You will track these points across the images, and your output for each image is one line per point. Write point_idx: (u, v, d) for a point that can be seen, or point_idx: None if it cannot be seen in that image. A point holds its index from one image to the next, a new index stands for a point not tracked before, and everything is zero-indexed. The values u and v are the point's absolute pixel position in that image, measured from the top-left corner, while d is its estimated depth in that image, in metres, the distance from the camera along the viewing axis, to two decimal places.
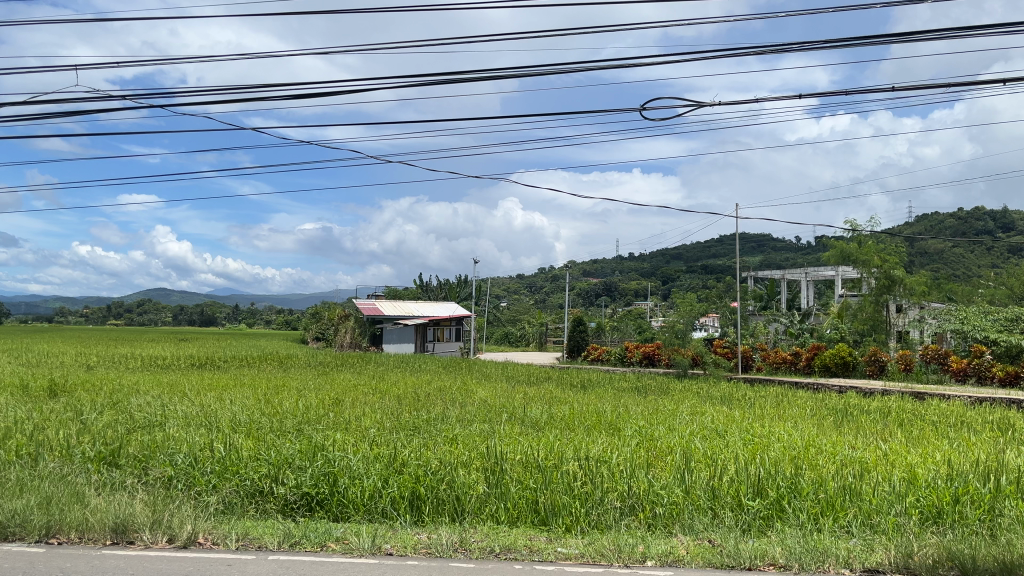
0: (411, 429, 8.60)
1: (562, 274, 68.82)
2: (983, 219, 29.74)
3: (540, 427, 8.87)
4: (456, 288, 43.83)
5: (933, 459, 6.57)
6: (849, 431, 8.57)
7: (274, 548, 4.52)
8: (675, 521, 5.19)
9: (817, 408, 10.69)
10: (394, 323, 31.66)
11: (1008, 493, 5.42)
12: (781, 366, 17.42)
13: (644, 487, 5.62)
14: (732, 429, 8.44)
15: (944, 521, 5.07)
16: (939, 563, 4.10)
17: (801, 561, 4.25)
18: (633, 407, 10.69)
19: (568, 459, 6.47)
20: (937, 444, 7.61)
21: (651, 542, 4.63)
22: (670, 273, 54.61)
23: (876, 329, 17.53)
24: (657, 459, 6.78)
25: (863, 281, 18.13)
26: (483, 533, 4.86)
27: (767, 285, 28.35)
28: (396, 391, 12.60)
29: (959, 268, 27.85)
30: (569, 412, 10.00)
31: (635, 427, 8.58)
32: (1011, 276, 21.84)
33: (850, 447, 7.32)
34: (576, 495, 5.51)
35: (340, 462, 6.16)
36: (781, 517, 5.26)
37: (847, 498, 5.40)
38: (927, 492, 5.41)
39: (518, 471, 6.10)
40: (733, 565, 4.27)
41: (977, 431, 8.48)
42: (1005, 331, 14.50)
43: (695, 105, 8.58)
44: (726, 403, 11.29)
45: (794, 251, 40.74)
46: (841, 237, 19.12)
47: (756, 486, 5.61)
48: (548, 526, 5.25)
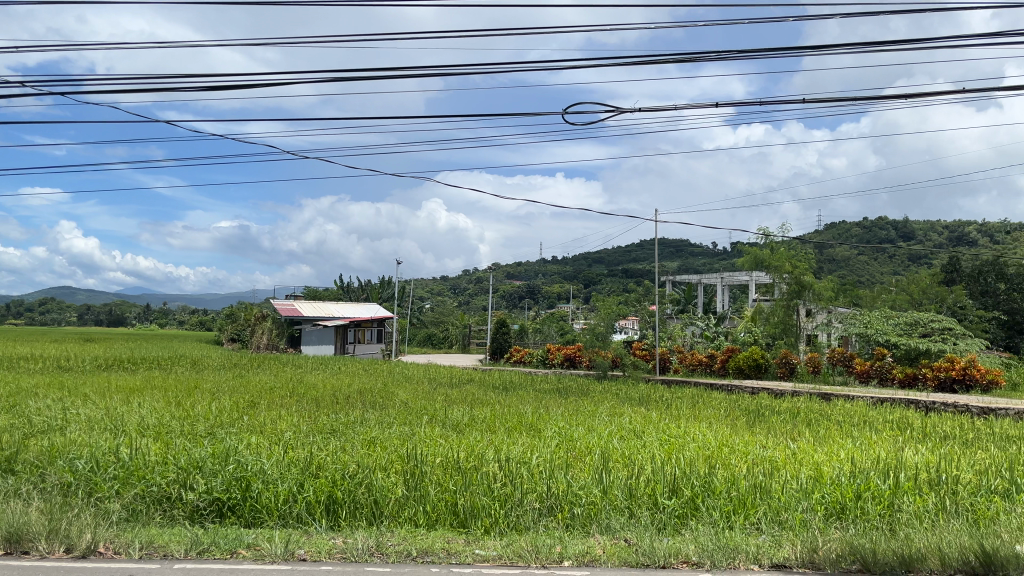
0: (328, 432, 8.46)
1: (485, 277, 68.73)
2: (885, 228, 31.26)
3: (460, 429, 8.84)
4: (378, 289, 43.41)
5: (838, 458, 6.85)
6: (760, 431, 8.84)
7: (180, 556, 4.35)
8: (592, 521, 5.23)
9: (730, 408, 11.01)
10: (314, 324, 31.16)
11: (906, 489, 5.67)
12: (697, 368, 17.95)
13: (562, 488, 5.65)
14: (650, 430, 8.55)
15: (847, 517, 5.28)
16: (842, 558, 4.28)
17: (713, 558, 4.35)
18: (553, 408, 10.77)
19: (489, 460, 6.46)
20: (841, 442, 7.95)
21: (569, 543, 4.66)
22: (593, 277, 55.36)
23: (786, 333, 18.18)
24: (576, 459, 6.85)
25: (775, 286, 18.74)
26: (400, 537, 4.79)
27: (684, 290, 29.10)
28: (314, 394, 12.28)
29: (864, 275, 29.19)
30: (490, 414, 10.02)
31: (554, 428, 8.65)
32: (911, 283, 23.01)
33: (761, 446, 7.53)
34: (495, 497, 5.51)
35: (253, 467, 5.97)
36: (695, 515, 5.38)
37: (757, 496, 5.56)
38: (832, 489, 5.63)
39: (438, 473, 6.07)
40: (648, 564, 4.33)
41: (878, 430, 8.89)
42: (905, 335, 15.16)
43: (616, 111, 8.77)
44: (643, 404, 11.51)
45: (710, 257, 41.93)
46: (754, 244, 19.68)
47: (672, 486, 5.72)
48: (467, 528, 5.21)
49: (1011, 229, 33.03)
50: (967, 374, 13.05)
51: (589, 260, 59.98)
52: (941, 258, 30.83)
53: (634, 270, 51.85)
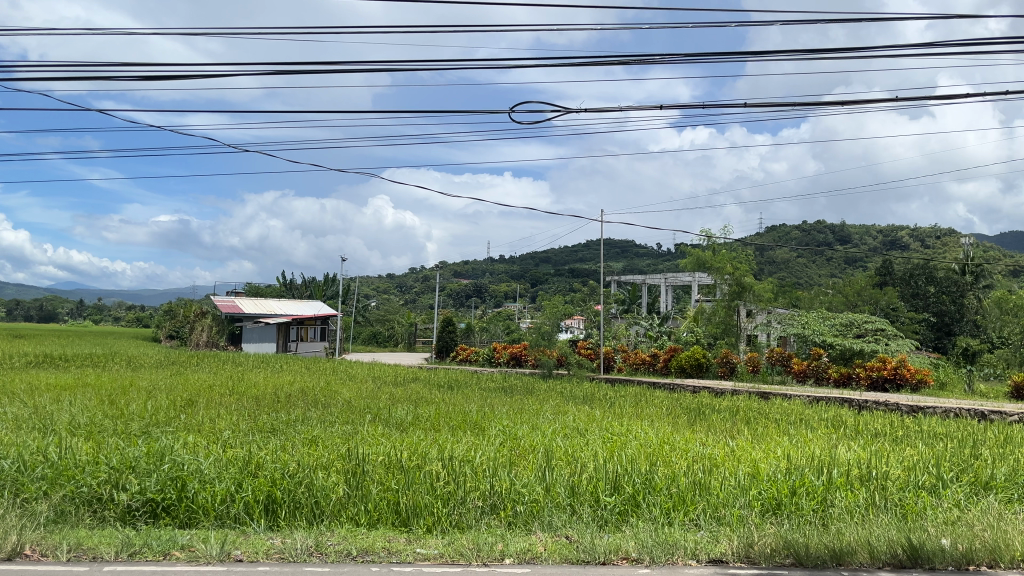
0: (268, 431, 8.30)
1: (432, 275, 68.39)
2: (823, 232, 32.20)
3: (403, 428, 8.76)
4: (322, 287, 42.86)
5: (775, 455, 6.99)
6: (700, 429, 8.96)
7: (111, 558, 4.23)
8: (534, 518, 5.25)
9: (672, 407, 11.14)
10: (255, 322, 30.59)
11: (838, 485, 5.83)
12: (641, 367, 18.18)
13: (505, 486, 5.66)
14: (593, 429, 8.61)
15: (782, 513, 5.41)
16: (776, 552, 4.39)
17: (652, 554, 4.41)
18: (498, 406, 10.77)
19: (432, 459, 6.42)
20: (778, 440, 8.14)
21: (510, 540, 4.67)
22: (540, 276, 55.62)
23: (727, 333, 18.57)
24: (519, 458, 6.85)
25: (717, 287, 19.10)
26: (340, 536, 4.74)
27: (628, 291, 29.45)
28: (255, 392, 12.07)
29: (803, 276, 29.99)
30: (434, 412, 9.97)
31: (498, 427, 8.65)
32: (846, 285, 23.73)
33: (701, 444, 7.65)
34: (438, 495, 5.50)
35: (189, 467, 5.83)
36: (635, 512, 5.44)
37: (697, 493, 5.65)
38: (768, 485, 5.75)
39: (381, 472, 6.02)
40: (588, 560, 4.36)
41: (814, 428, 9.12)
42: (840, 335, 15.59)
43: (563, 110, 8.86)
44: (587, 402, 11.60)
45: (654, 257, 42.55)
46: (697, 246, 20.02)
47: (613, 483, 5.78)
48: (409, 527, 5.17)
49: (941, 234, 34.30)
50: (898, 374, 13.50)
51: (536, 259, 60.19)
52: (875, 261, 31.80)
53: (581, 270, 52.31)
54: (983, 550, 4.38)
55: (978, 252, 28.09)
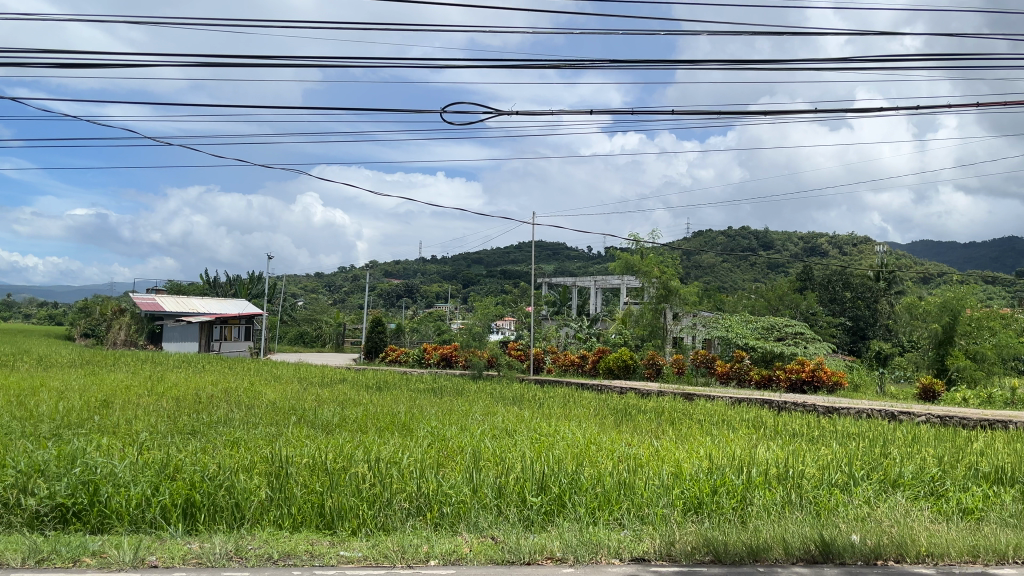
0: (188, 432, 8.07)
1: (362, 274, 67.58)
2: (747, 238, 33.19)
3: (329, 429, 8.63)
4: (247, 284, 41.89)
5: (698, 455, 7.14)
6: (626, 429, 9.13)
7: (16, 566, 4.04)
8: (460, 519, 5.23)
9: (600, 408, 11.31)
10: (176, 320, 29.66)
11: (757, 484, 6.00)
12: (570, 368, 18.37)
13: (432, 487, 5.64)
14: (521, 429, 8.68)
15: (703, 511, 5.53)
16: (696, 550, 4.49)
17: (576, 553, 4.45)
18: (427, 407, 10.71)
19: (358, 461, 6.35)
20: (701, 440, 8.33)
21: (435, 541, 4.65)
22: (472, 277, 55.63)
23: (654, 335, 18.91)
24: (447, 458, 6.84)
25: (645, 290, 19.39)
26: (261, 540, 4.63)
27: (558, 292, 29.71)
28: (176, 392, 11.73)
29: (727, 280, 30.83)
30: (362, 413, 9.86)
31: (427, 428, 8.61)
32: (768, 290, 24.50)
33: (627, 444, 7.78)
34: (363, 497, 5.44)
35: (102, 470, 5.63)
36: (561, 512, 5.49)
37: (622, 492, 5.73)
38: (691, 484, 5.88)
39: (305, 475, 5.92)
40: (513, 561, 4.38)
41: (735, 428, 9.37)
42: (761, 339, 16.06)
43: (495, 112, 8.97)
44: (515, 403, 11.67)
45: (585, 260, 43.12)
46: (625, 249, 20.34)
47: (540, 483, 5.82)
48: (333, 530, 5.08)
49: (857, 242, 35.67)
50: (815, 376, 13.97)
51: (467, 260, 60.01)
52: (796, 267, 32.90)
53: (513, 272, 52.58)
54: (890, 545, 4.56)
55: (891, 259, 29.32)
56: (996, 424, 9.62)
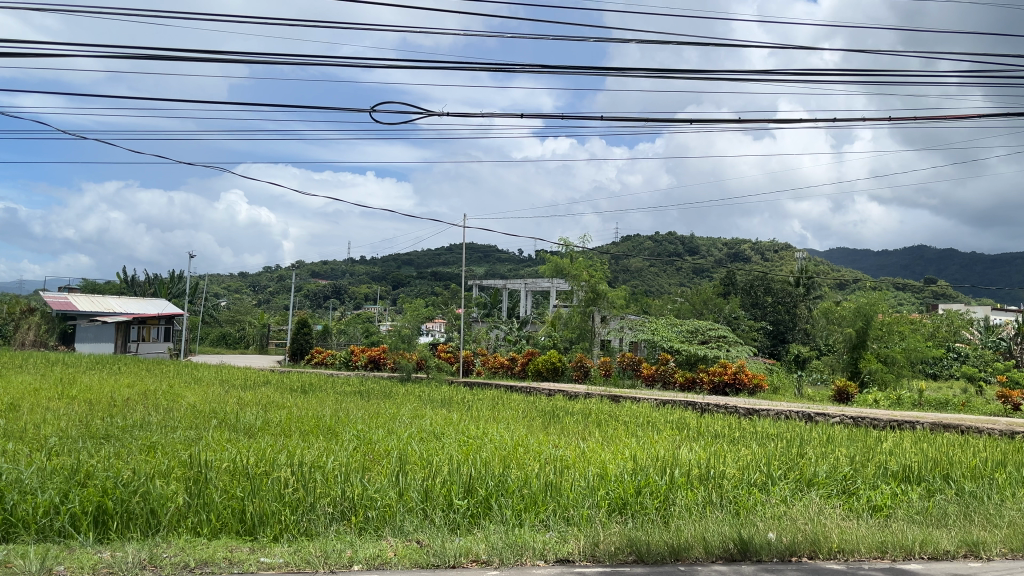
0: (102, 437, 7.75)
1: (288, 274, 66.27)
2: (673, 243, 33.93)
3: (252, 433, 8.42)
4: (167, 284, 40.59)
5: (623, 456, 7.23)
6: (554, 431, 9.20)
7: None
8: (385, 524, 5.17)
9: (528, 409, 11.36)
10: (90, 320, 28.46)
11: (680, 485, 6.11)
12: (499, 370, 18.38)
13: (357, 491, 5.56)
14: (449, 432, 8.65)
15: (628, 512, 5.61)
16: (620, 550, 4.54)
17: (501, 556, 4.45)
18: (353, 410, 10.53)
19: (280, 465, 6.21)
20: (626, 441, 8.44)
21: (359, 546, 4.57)
22: (402, 278, 55.29)
23: (582, 338, 19.09)
24: (373, 462, 6.75)
25: (574, 293, 19.56)
26: (177, 547, 4.48)
27: (489, 295, 29.74)
28: (89, 396, 11.25)
29: (654, 285, 31.45)
30: (286, 417, 9.65)
31: (352, 431, 8.47)
32: (694, 294, 25.11)
33: (553, 446, 7.84)
34: (285, 502, 5.32)
35: (7, 477, 5.37)
36: (487, 514, 5.48)
37: (548, 494, 5.76)
38: (615, 485, 5.95)
39: (225, 480, 5.76)
40: (438, 564, 4.35)
41: (659, 429, 9.55)
42: (686, 341, 16.36)
43: (425, 113, 8.92)
44: (444, 405, 11.62)
45: (515, 263, 43.36)
46: (555, 253, 20.50)
47: (466, 486, 5.79)
48: (254, 536, 4.95)
49: (778, 248, 36.81)
50: (737, 378, 14.36)
51: (397, 261, 59.36)
52: (720, 273, 33.83)
53: (443, 273, 52.51)
54: (804, 542, 4.72)
55: (810, 265, 30.36)
56: (905, 424, 10.08)
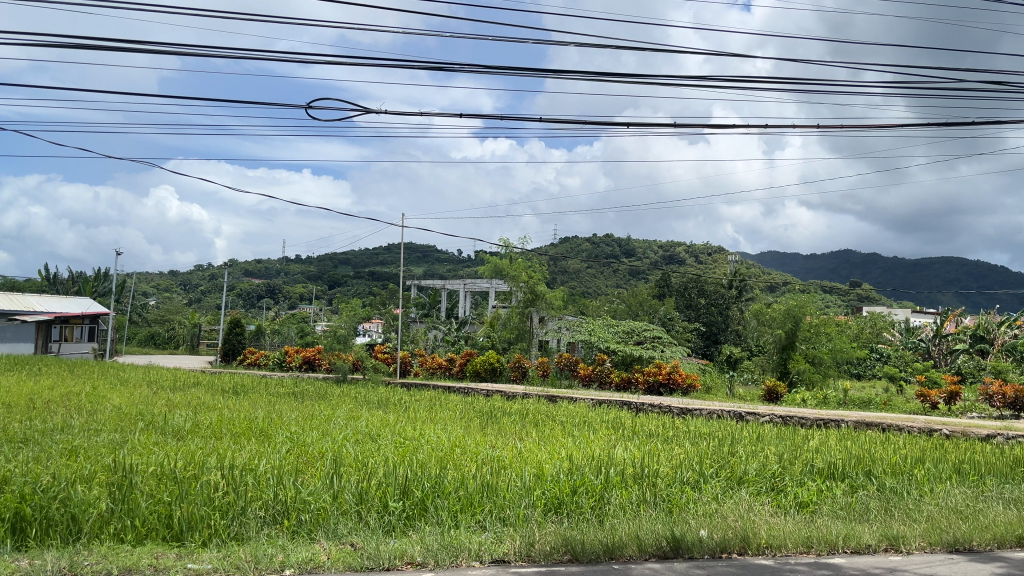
0: (19, 441, 7.42)
1: (220, 272, 64.80)
2: (611, 245, 34.41)
3: (181, 436, 8.19)
4: (92, 282, 39.16)
5: (559, 456, 7.27)
6: (491, 431, 9.19)
7: None
8: (318, 527, 5.08)
9: (466, 410, 11.33)
10: (8, 319, 27.21)
11: (614, 484, 6.16)
12: (436, 371, 18.27)
13: (290, 494, 5.45)
14: (385, 433, 8.57)
15: (563, 511, 5.63)
16: (556, 550, 4.57)
17: (437, 558, 4.42)
18: (287, 412, 10.34)
19: (210, 468, 6.05)
20: (563, 441, 8.51)
21: (291, 551, 4.47)
22: (338, 278, 54.59)
23: (520, 338, 19.15)
24: (307, 465, 6.63)
25: (513, 294, 19.60)
26: (99, 555, 4.32)
27: (427, 295, 29.61)
28: (5, 398, 10.73)
29: (591, 286, 31.81)
30: (217, 419, 9.40)
31: (286, 433, 8.31)
32: (630, 296, 25.49)
33: (491, 446, 7.84)
34: (215, 507, 5.19)
35: None
36: (421, 516, 5.44)
37: (484, 494, 5.75)
38: (551, 485, 5.97)
39: (151, 484, 5.58)
40: (372, 567, 4.30)
41: (595, 429, 9.66)
42: (622, 341, 16.56)
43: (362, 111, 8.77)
44: (380, 407, 11.50)
45: (454, 263, 43.33)
46: (495, 253, 20.50)
47: (402, 487, 5.74)
48: (181, 542, 4.79)
49: (712, 251, 37.56)
50: (671, 378, 14.60)
51: (333, 260, 58.47)
52: (655, 275, 34.34)
53: (381, 274, 52.12)
54: (734, 539, 4.81)
55: (742, 268, 31.13)
56: (831, 423, 10.40)
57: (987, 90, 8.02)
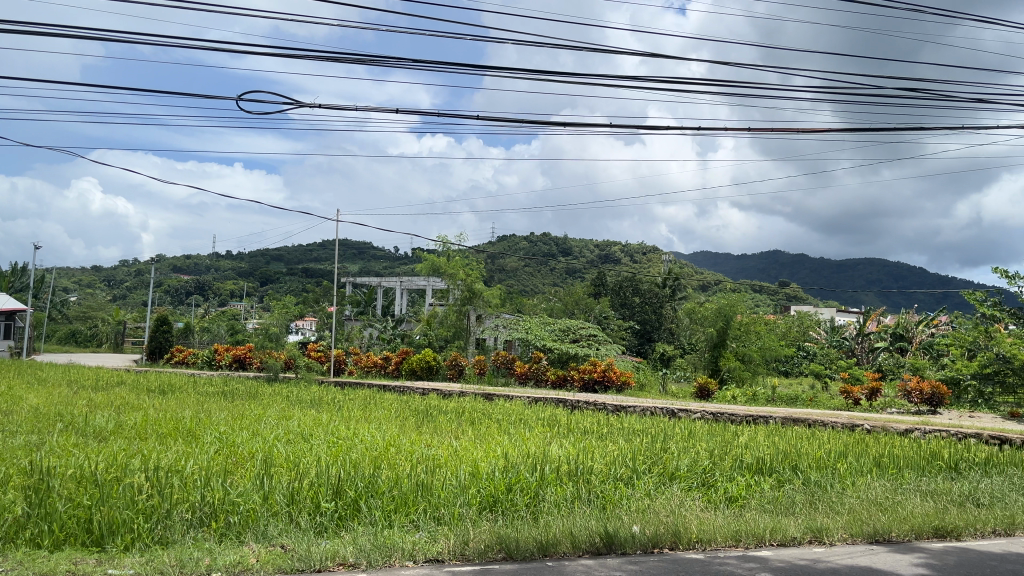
0: None
1: (147, 268, 62.78)
2: (548, 244, 34.61)
3: (103, 437, 7.87)
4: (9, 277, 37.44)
5: (495, 454, 7.27)
6: (426, 430, 9.11)
7: None
8: (247, 529, 4.95)
9: (401, 409, 11.21)
10: None
11: (550, 481, 6.18)
12: (371, 370, 18.04)
13: (218, 495, 5.30)
14: (318, 432, 8.43)
15: (498, 509, 5.62)
16: (489, 548, 4.55)
17: (370, 558, 4.36)
18: (216, 412, 10.07)
19: (133, 471, 5.83)
20: (499, 439, 8.50)
21: (219, 554, 4.34)
22: (271, 274, 53.51)
23: (457, 336, 19.07)
24: (236, 466, 6.46)
25: (450, 291, 19.49)
26: (13, 562, 4.11)
27: (362, 293, 29.24)
28: None
29: (528, 284, 31.97)
30: (141, 419, 9.07)
31: (215, 433, 8.08)
32: (567, 294, 25.75)
33: (426, 446, 7.77)
34: (138, 510, 5.00)
35: None
36: (354, 516, 5.36)
37: (419, 494, 5.69)
38: (486, 483, 5.96)
39: (71, 488, 5.34)
40: (303, 569, 4.22)
41: (531, 427, 9.68)
42: (558, 340, 16.65)
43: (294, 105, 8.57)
44: (313, 406, 11.29)
45: (391, 261, 42.97)
46: (432, 251, 20.39)
47: (334, 487, 5.63)
48: (102, 547, 4.61)
49: (647, 251, 38.12)
50: (606, 376, 14.76)
51: (266, 256, 57.19)
52: (591, 274, 34.70)
53: (315, 271, 51.28)
54: (666, 534, 4.88)
55: (675, 267, 31.66)
56: (759, 419, 10.66)
57: (906, 98, 8.38)
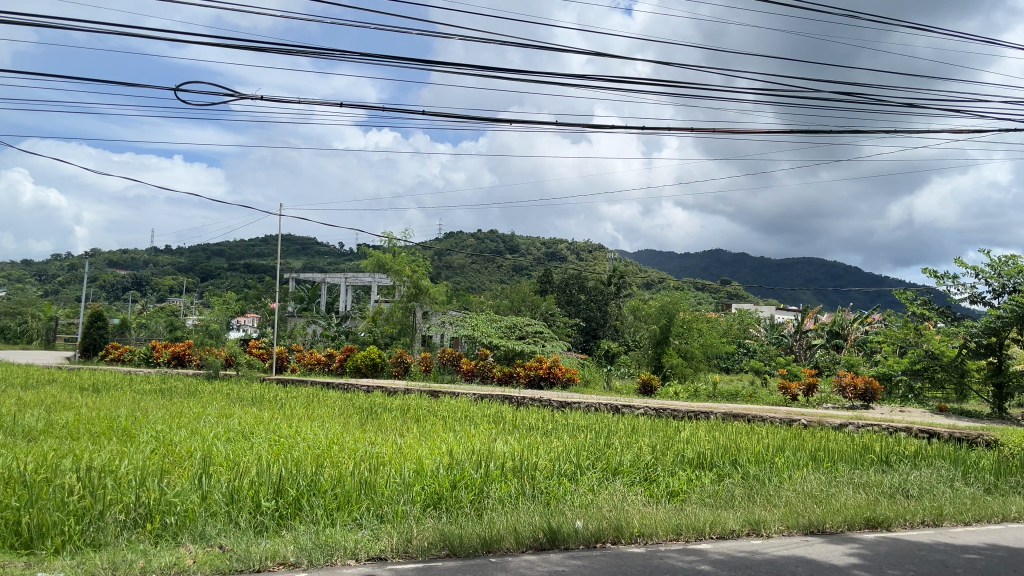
0: None
1: (81, 261, 60.79)
2: (495, 241, 34.61)
3: (33, 437, 7.58)
4: None
5: (439, 451, 7.23)
6: (371, 428, 9.01)
7: None
8: (184, 530, 4.82)
9: (344, 407, 11.06)
10: None
11: (494, 477, 6.18)
12: (315, 367, 17.75)
13: (154, 496, 5.16)
14: (259, 431, 8.26)
15: (442, 506, 5.60)
16: (433, 545, 4.53)
17: (311, 557, 4.30)
18: (152, 410, 9.80)
19: (64, 471, 5.63)
20: (444, 436, 8.47)
21: (154, 556, 4.22)
22: (212, 270, 52.34)
23: (403, 333, 19.08)
24: (173, 465, 6.30)
25: (395, 288, 19.30)
26: None
27: (306, 289, 28.80)
28: None
29: (474, 280, 31.93)
30: (73, 418, 8.77)
31: (151, 432, 7.87)
32: (512, 291, 25.92)
33: (370, 444, 7.68)
34: (69, 511, 4.83)
35: None
36: (296, 515, 5.28)
37: (362, 491, 5.64)
38: (431, 480, 5.93)
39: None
40: (242, 570, 4.14)
41: (476, 423, 9.67)
42: (504, 337, 16.67)
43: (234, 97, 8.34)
44: (255, 404, 11.07)
45: (336, 257, 42.45)
46: (377, 247, 20.18)
47: (275, 487, 5.54)
48: (30, 550, 4.44)
49: (593, 249, 38.44)
50: (551, 373, 14.89)
51: (207, 250, 55.87)
52: (538, 271, 34.85)
53: (258, 266, 50.30)
54: (608, 528, 4.93)
55: (620, 266, 31.98)
56: (700, 415, 10.84)
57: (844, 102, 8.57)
